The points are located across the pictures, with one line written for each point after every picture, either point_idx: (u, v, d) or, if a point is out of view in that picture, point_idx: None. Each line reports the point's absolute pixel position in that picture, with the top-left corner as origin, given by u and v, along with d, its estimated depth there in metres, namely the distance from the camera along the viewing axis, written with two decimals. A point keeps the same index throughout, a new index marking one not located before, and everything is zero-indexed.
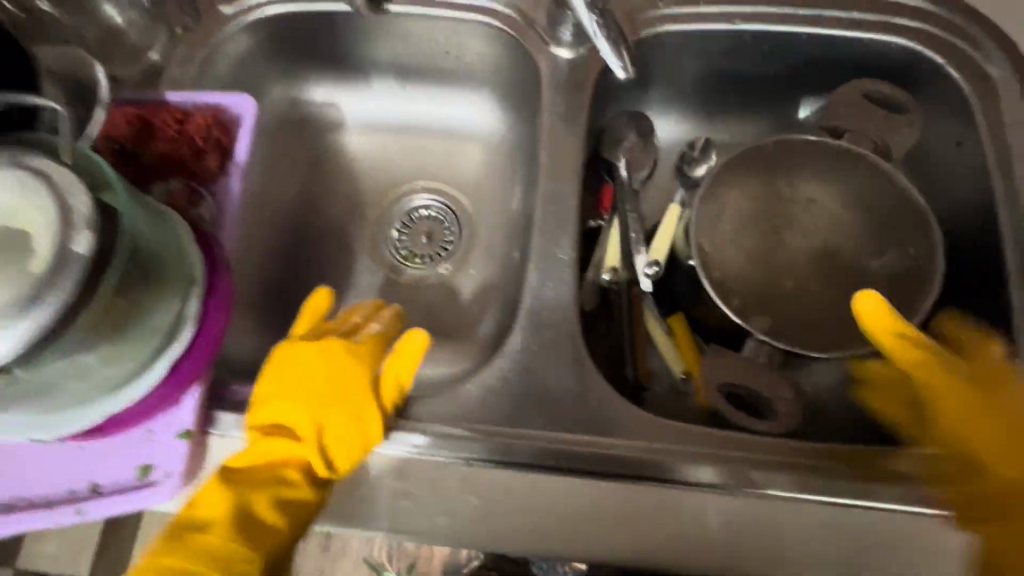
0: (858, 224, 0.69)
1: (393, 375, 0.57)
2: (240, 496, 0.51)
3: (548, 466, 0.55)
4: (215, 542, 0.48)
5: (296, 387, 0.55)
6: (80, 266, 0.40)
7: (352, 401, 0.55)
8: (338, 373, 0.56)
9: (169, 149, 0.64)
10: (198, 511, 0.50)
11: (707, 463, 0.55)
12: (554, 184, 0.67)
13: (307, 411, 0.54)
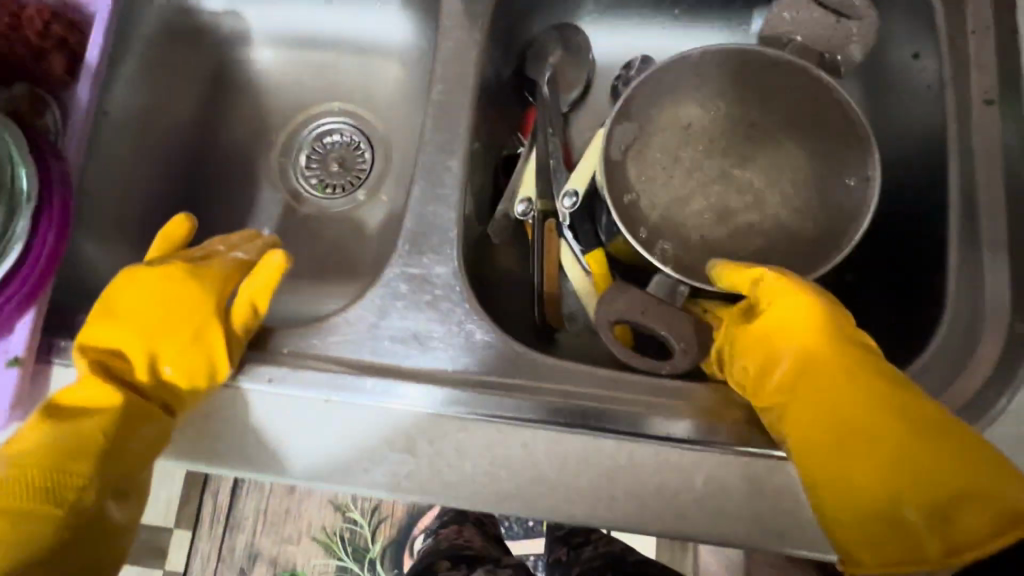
0: (801, 153, 0.56)
1: (247, 298, 0.45)
2: (68, 423, 0.39)
3: (492, 416, 0.45)
4: (36, 477, 0.37)
5: (126, 311, 0.43)
6: None
7: (182, 334, 0.43)
8: (172, 298, 0.44)
9: (1, 47, 0.51)
10: (37, 444, 0.39)
11: (683, 415, 0.44)
12: (444, 95, 0.53)
13: (137, 339, 0.43)
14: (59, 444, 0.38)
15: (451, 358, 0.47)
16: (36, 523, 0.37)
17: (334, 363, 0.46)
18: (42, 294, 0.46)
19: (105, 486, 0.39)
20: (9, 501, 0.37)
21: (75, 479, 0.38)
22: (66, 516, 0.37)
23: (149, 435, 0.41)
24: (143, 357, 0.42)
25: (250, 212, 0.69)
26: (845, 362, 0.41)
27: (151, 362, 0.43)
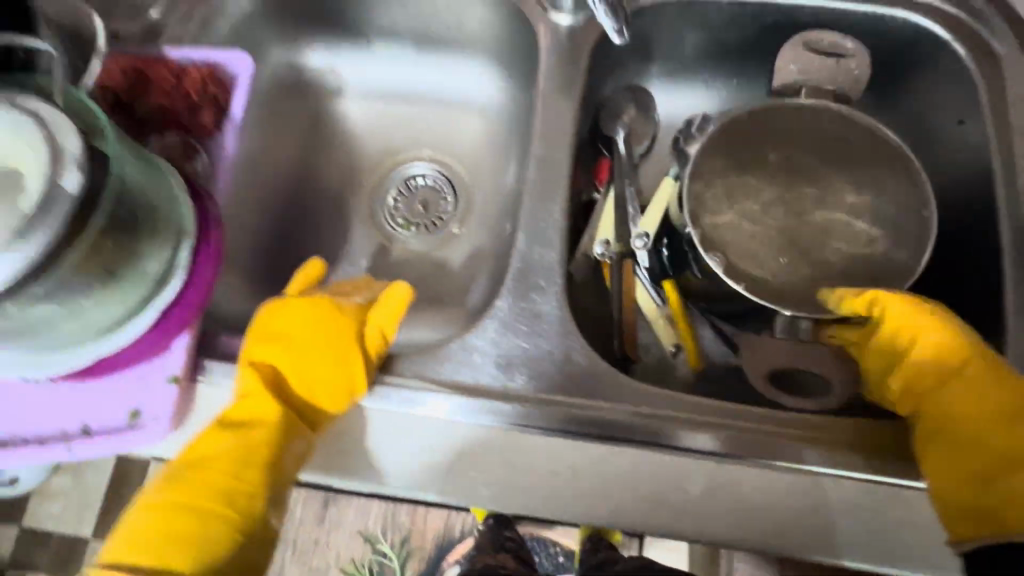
0: (860, 201, 0.62)
1: (377, 326, 0.51)
2: (236, 433, 0.46)
3: (569, 432, 0.49)
4: (216, 480, 0.45)
5: (278, 335, 0.50)
6: (69, 205, 0.39)
7: (329, 353, 0.49)
8: (321, 323, 0.50)
9: (165, 104, 0.58)
10: (199, 452, 0.46)
11: (706, 429, 0.50)
12: (545, 148, 0.60)
13: (289, 359, 0.49)
14: (230, 451, 0.46)
15: (558, 383, 0.52)
16: (218, 521, 0.44)
17: (440, 385, 0.51)
18: (197, 317, 0.51)
19: (267, 492, 0.47)
20: (187, 500, 0.44)
21: (245, 485, 0.46)
22: (238, 517, 0.45)
23: (298, 450, 0.48)
24: (290, 376, 0.49)
25: (344, 247, 0.75)
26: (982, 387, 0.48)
27: (298, 381, 0.49)
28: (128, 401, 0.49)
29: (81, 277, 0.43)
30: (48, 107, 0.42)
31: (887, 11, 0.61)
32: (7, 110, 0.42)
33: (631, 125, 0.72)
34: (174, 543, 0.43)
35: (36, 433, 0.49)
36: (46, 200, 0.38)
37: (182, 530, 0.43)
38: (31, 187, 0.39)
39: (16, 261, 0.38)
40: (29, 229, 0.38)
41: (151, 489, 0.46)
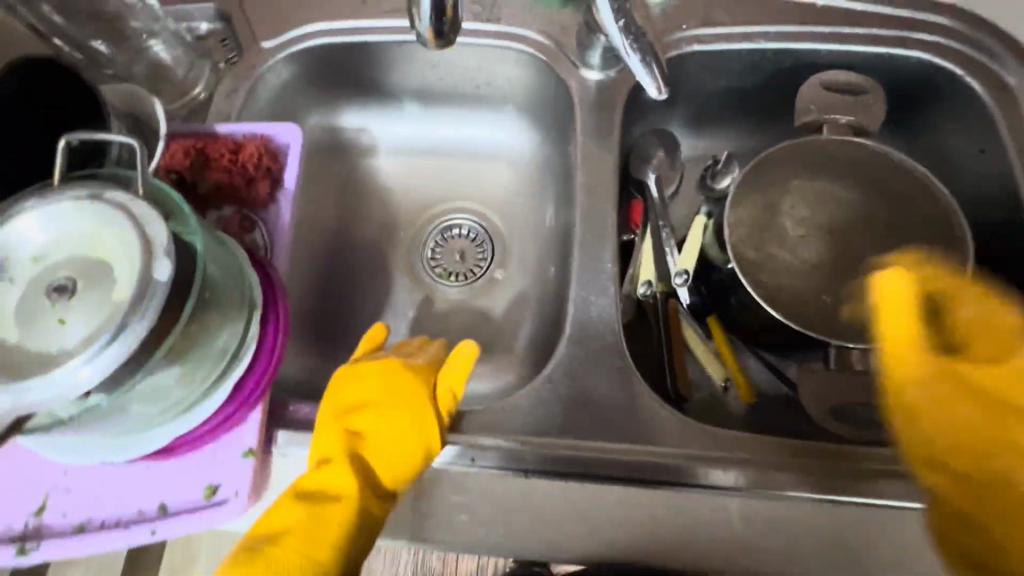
0: (894, 229, 0.64)
1: (446, 386, 0.53)
2: (311, 504, 0.46)
3: (577, 474, 0.52)
4: (289, 558, 0.44)
5: (351, 402, 0.52)
6: (162, 291, 0.40)
7: (404, 416, 0.50)
8: (393, 386, 0.52)
9: (222, 180, 0.59)
10: (270, 525, 0.46)
11: (722, 465, 0.52)
12: (591, 199, 0.62)
13: (362, 425, 0.50)
14: (303, 523, 0.45)
15: (625, 432, 0.54)
16: None
17: (505, 440, 0.53)
18: (268, 388, 0.53)
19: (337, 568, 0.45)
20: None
21: (317, 562, 0.44)
22: None
23: (369, 522, 0.47)
24: (362, 443, 0.50)
25: (387, 301, 0.77)
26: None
27: (370, 448, 0.50)
28: (205, 476, 0.50)
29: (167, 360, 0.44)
30: (132, 197, 0.44)
31: (901, 51, 0.64)
32: (93, 203, 0.43)
33: (670, 158, 0.74)
34: None
35: (116, 515, 0.49)
36: (141, 290, 0.40)
37: None
38: (125, 277, 0.41)
39: (117, 354, 0.39)
40: (127, 319, 0.39)
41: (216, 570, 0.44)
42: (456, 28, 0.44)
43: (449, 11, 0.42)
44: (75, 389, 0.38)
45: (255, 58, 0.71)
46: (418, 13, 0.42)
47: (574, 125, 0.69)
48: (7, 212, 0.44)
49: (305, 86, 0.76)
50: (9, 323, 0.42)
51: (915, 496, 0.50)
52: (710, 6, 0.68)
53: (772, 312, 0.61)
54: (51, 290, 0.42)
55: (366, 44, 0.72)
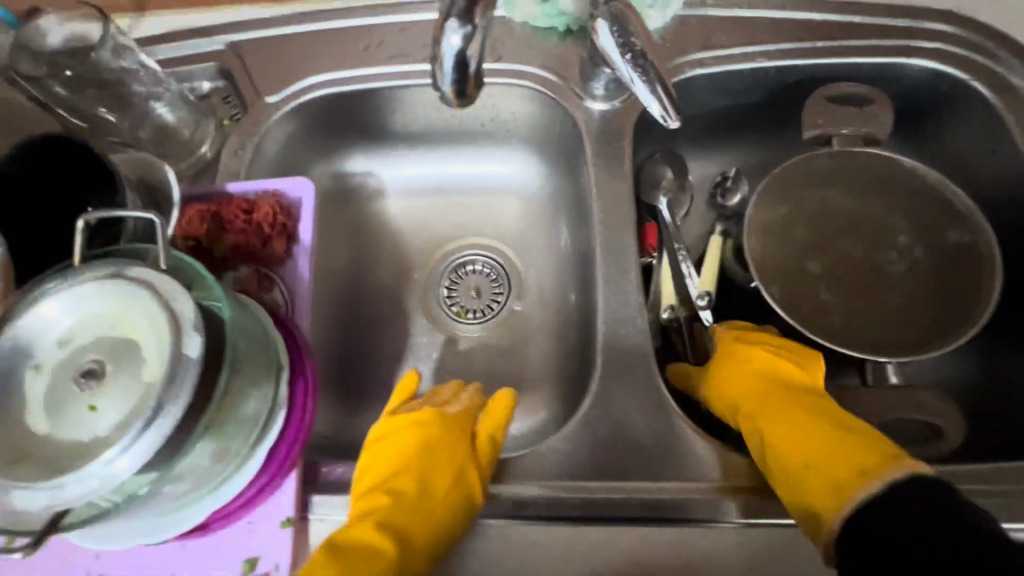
0: (913, 236, 0.64)
1: (488, 433, 0.55)
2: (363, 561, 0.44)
3: (606, 517, 0.51)
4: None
5: (393, 455, 0.52)
6: (195, 368, 0.40)
7: (453, 468, 0.51)
8: (437, 439, 0.53)
9: (238, 242, 0.58)
10: None
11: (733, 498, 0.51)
12: (609, 230, 0.62)
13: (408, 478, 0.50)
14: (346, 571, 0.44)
15: (668, 468, 0.53)
16: None
17: (545, 488, 0.52)
18: (301, 451, 0.51)
19: None
20: None
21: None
22: None
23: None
24: (407, 497, 0.49)
25: (406, 344, 0.76)
26: (765, 385, 0.55)
27: (418, 503, 0.49)
28: (245, 549, 0.49)
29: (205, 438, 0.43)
30: (155, 273, 0.43)
31: (903, 60, 0.65)
32: (115, 282, 0.43)
33: (679, 182, 0.73)
34: None
35: None
36: (174, 370, 0.39)
37: None
38: (157, 357, 0.40)
39: (154, 440, 0.38)
40: (161, 402, 0.38)
41: None
42: (477, 86, 0.45)
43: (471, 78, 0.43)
44: (113, 480, 0.37)
45: (259, 113, 0.71)
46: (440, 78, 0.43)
47: (584, 157, 0.70)
48: (28, 297, 0.43)
49: (310, 136, 0.76)
50: (38, 414, 0.40)
51: None
52: (708, 29, 0.69)
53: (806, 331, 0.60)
54: (79, 376, 0.41)
55: (370, 92, 0.73)
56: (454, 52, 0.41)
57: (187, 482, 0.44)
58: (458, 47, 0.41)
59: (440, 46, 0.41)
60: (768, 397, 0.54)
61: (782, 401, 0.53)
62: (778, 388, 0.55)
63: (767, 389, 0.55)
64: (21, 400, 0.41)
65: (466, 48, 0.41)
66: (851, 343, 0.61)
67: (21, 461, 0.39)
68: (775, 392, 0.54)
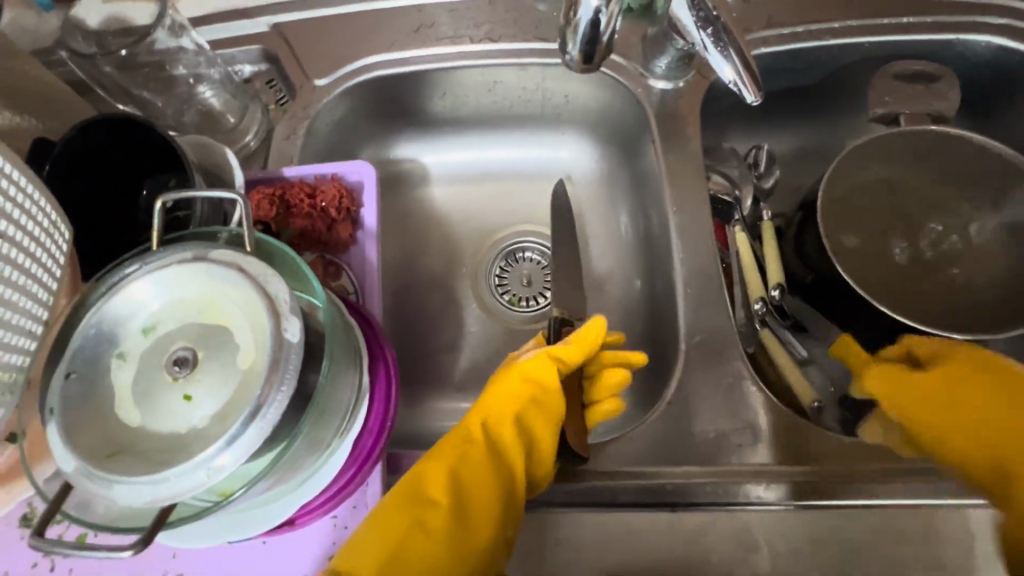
0: (986, 211, 0.63)
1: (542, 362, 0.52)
2: (454, 493, 0.45)
3: (698, 502, 0.50)
4: (439, 552, 0.43)
5: (492, 393, 0.51)
6: (298, 354, 0.38)
7: (550, 407, 0.51)
8: (534, 379, 0.51)
9: (303, 228, 0.56)
10: (411, 486, 0.45)
11: (806, 478, 0.51)
12: (681, 213, 0.61)
13: (506, 416, 0.50)
14: (430, 506, 0.44)
15: (754, 450, 0.53)
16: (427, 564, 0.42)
17: (634, 477, 0.52)
18: (386, 442, 0.50)
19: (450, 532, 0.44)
20: (387, 531, 0.43)
21: (469, 571, 0.43)
22: (431, 556, 0.43)
23: (482, 498, 0.45)
24: (498, 435, 0.49)
25: (460, 333, 0.74)
26: (973, 419, 0.46)
27: (497, 430, 0.49)
28: (335, 544, 0.47)
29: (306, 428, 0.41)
30: (243, 255, 0.41)
31: (971, 36, 0.64)
32: (203, 265, 0.40)
33: (727, 179, 0.69)
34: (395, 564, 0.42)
35: None
36: (275, 357, 0.37)
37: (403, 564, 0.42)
38: (255, 342, 0.38)
39: (258, 432, 0.35)
40: (265, 392, 0.36)
41: (368, 518, 0.45)
42: (606, 51, 0.47)
43: (602, 43, 0.46)
44: (219, 475, 0.35)
45: (309, 96, 0.69)
46: (569, 41, 0.47)
47: (648, 140, 0.68)
48: (109, 283, 0.40)
49: (358, 122, 0.74)
50: (128, 406, 0.38)
51: None
52: (772, 6, 0.67)
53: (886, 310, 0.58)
54: (168, 365, 0.38)
55: (424, 74, 0.70)
56: (590, 14, 0.44)
57: (282, 476, 0.42)
58: (594, 9, 0.43)
59: (577, 10, 0.44)
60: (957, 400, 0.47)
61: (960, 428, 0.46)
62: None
63: (1017, 427, 0.44)
64: (108, 391, 0.39)
65: (602, 10, 0.43)
66: (928, 322, 0.61)
67: (120, 454, 0.36)
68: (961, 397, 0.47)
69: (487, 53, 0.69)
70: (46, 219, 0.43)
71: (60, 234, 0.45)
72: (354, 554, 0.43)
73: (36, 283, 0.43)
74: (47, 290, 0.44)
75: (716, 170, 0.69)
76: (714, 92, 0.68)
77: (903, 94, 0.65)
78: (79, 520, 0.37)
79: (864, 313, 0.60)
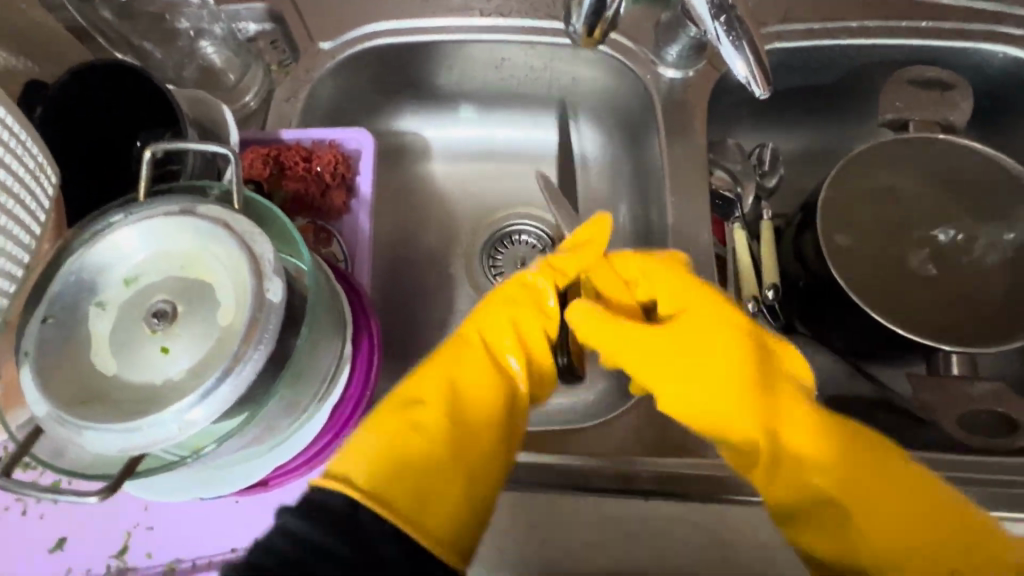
0: (989, 225, 0.62)
1: (552, 271, 0.52)
2: (450, 397, 0.46)
3: (673, 494, 0.50)
4: (438, 451, 0.43)
5: (483, 306, 0.51)
6: (278, 314, 0.37)
7: (549, 319, 0.52)
8: (530, 294, 0.52)
9: (296, 191, 0.55)
10: (410, 391, 0.46)
11: None
12: (679, 206, 0.61)
13: (495, 326, 0.50)
14: (429, 410, 0.44)
15: None
16: (427, 462, 0.42)
17: (610, 463, 0.52)
18: (365, 412, 0.50)
19: (450, 433, 0.44)
20: (388, 432, 0.43)
21: (471, 473, 0.44)
22: (432, 453, 0.43)
23: (478, 404, 0.46)
24: (493, 347, 0.50)
25: (450, 312, 0.73)
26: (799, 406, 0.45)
27: (490, 343, 0.50)
28: None
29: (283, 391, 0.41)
30: (230, 212, 0.40)
31: (988, 46, 0.63)
32: (187, 219, 0.40)
33: (730, 175, 0.68)
34: (393, 462, 0.42)
35: (209, 555, 0.46)
36: (255, 316, 0.36)
37: (398, 463, 0.42)
38: (236, 301, 0.38)
39: (233, 389, 0.35)
40: (242, 350, 0.36)
41: (365, 422, 0.45)
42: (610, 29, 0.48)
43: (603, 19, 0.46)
44: (191, 429, 0.35)
45: (313, 60, 0.68)
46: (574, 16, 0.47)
47: (652, 129, 0.67)
48: (92, 230, 0.40)
49: (361, 90, 0.73)
50: (105, 355, 0.38)
51: None
52: (789, 2, 0.66)
53: (875, 316, 0.58)
54: (148, 316, 0.38)
55: (432, 45, 0.69)
56: None
57: (258, 437, 0.42)
58: None
59: None
60: (726, 384, 0.46)
61: (782, 418, 0.45)
62: (836, 454, 0.43)
63: (824, 428, 0.44)
64: (85, 339, 0.38)
65: None
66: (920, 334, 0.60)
67: (92, 401, 0.36)
68: (725, 386, 0.46)
69: (496, 28, 0.68)
70: (33, 161, 0.43)
71: (47, 178, 0.45)
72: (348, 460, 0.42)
73: (19, 225, 0.42)
74: (30, 234, 0.43)
75: (719, 165, 0.68)
76: (723, 85, 0.67)
77: (914, 100, 0.64)
78: (49, 465, 0.37)
79: (854, 320, 0.60)
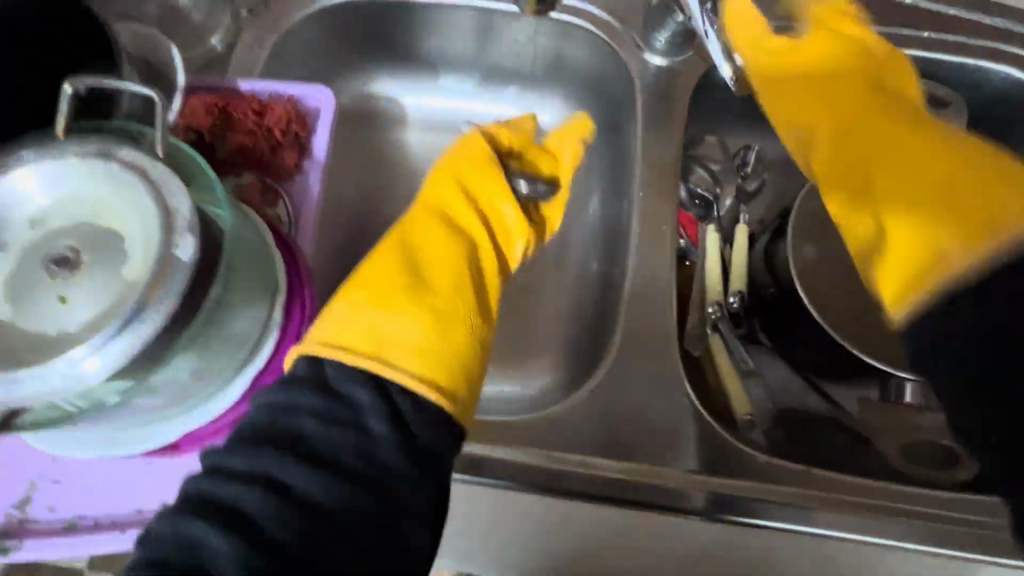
0: None
1: (476, 153, 0.52)
2: (417, 263, 0.46)
3: (604, 497, 0.48)
4: (414, 312, 0.43)
5: (431, 186, 0.52)
6: (186, 274, 0.35)
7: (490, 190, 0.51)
8: (468, 172, 0.51)
9: (243, 145, 0.53)
10: (366, 278, 0.45)
11: (715, 492, 0.48)
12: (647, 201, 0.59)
13: (449, 196, 0.50)
14: (403, 273, 0.45)
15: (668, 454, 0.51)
16: (403, 325, 0.42)
17: (542, 459, 0.48)
18: None
19: (430, 296, 0.44)
20: (357, 306, 0.43)
21: (456, 334, 0.43)
22: (412, 314, 0.43)
23: (455, 265, 0.47)
24: (456, 212, 0.50)
25: None
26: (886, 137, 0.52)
27: (455, 204, 0.50)
28: None
29: (190, 354, 0.39)
30: (149, 159, 0.37)
31: (989, 65, 0.60)
32: (103, 161, 0.37)
33: (710, 174, 0.66)
34: (367, 331, 0.41)
35: (113, 515, 0.45)
36: (158, 272, 0.34)
37: (370, 330, 0.41)
38: (142, 253, 0.35)
39: (128, 349, 0.33)
40: (141, 307, 0.33)
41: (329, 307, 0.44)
42: None
43: None
44: (80, 383, 0.33)
45: (284, 8, 0.64)
46: None
47: (632, 116, 0.64)
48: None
49: (336, 46, 0.69)
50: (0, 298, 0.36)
51: (970, 542, 0.47)
52: None
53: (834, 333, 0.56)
54: (48, 262, 0.36)
55: (414, 4, 0.66)
56: None
57: (166, 397, 0.40)
58: None
59: None
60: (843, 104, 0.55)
61: (864, 143, 0.53)
62: (906, 159, 0.51)
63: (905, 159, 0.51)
64: None
65: None
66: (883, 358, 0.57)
67: None
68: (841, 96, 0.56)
69: None
70: None
71: None
72: (324, 326, 0.42)
73: None
74: None
75: (698, 163, 0.66)
76: (711, 79, 0.64)
77: None
78: None
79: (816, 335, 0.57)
